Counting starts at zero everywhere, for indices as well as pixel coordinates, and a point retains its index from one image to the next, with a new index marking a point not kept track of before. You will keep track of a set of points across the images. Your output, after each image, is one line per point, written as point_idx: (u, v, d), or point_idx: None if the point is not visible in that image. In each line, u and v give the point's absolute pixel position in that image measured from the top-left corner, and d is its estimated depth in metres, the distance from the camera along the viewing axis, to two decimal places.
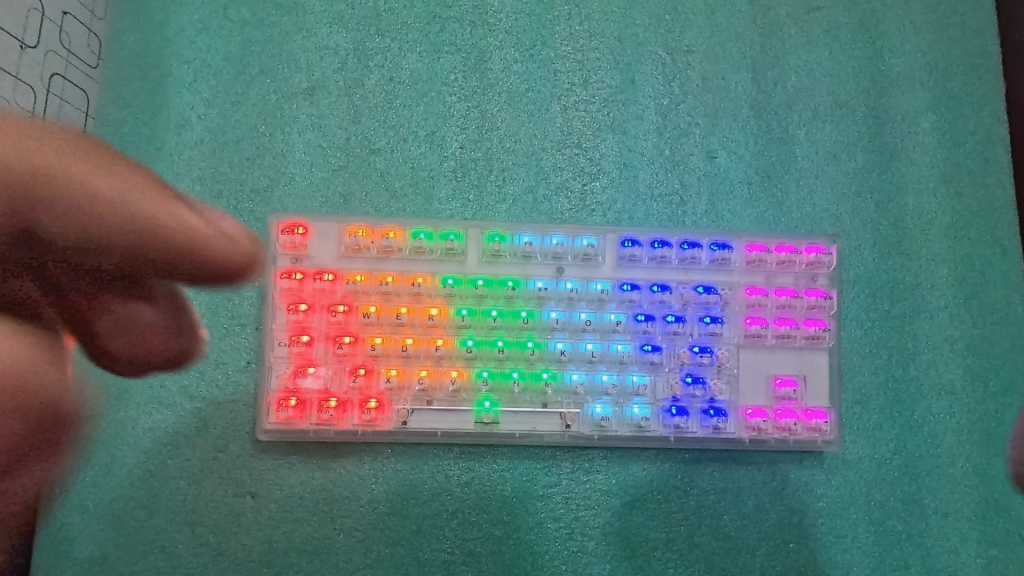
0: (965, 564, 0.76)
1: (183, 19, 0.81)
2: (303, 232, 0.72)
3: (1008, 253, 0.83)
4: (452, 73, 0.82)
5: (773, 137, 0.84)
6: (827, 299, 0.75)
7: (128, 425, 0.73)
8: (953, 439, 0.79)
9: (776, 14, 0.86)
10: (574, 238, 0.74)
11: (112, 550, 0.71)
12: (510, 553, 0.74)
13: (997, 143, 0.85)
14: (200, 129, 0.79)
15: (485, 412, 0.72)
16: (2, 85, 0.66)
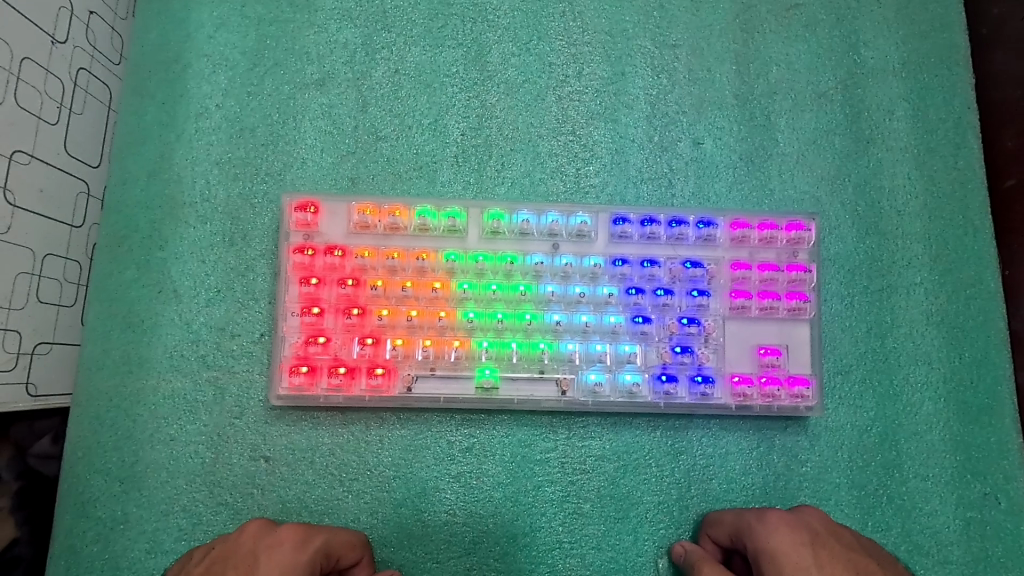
0: (943, 525, 0.80)
1: (203, 17, 0.87)
2: (314, 210, 0.77)
3: (979, 232, 0.87)
4: (453, 65, 0.88)
5: (756, 125, 0.89)
6: (807, 273, 0.79)
7: (150, 391, 0.79)
8: (930, 407, 0.83)
9: (757, 11, 0.91)
10: (569, 216, 0.79)
11: (133, 510, 0.76)
12: (509, 515, 0.78)
13: (968, 130, 0.90)
14: (218, 117, 0.85)
15: (486, 379, 0.75)
16: (34, 76, 0.71)
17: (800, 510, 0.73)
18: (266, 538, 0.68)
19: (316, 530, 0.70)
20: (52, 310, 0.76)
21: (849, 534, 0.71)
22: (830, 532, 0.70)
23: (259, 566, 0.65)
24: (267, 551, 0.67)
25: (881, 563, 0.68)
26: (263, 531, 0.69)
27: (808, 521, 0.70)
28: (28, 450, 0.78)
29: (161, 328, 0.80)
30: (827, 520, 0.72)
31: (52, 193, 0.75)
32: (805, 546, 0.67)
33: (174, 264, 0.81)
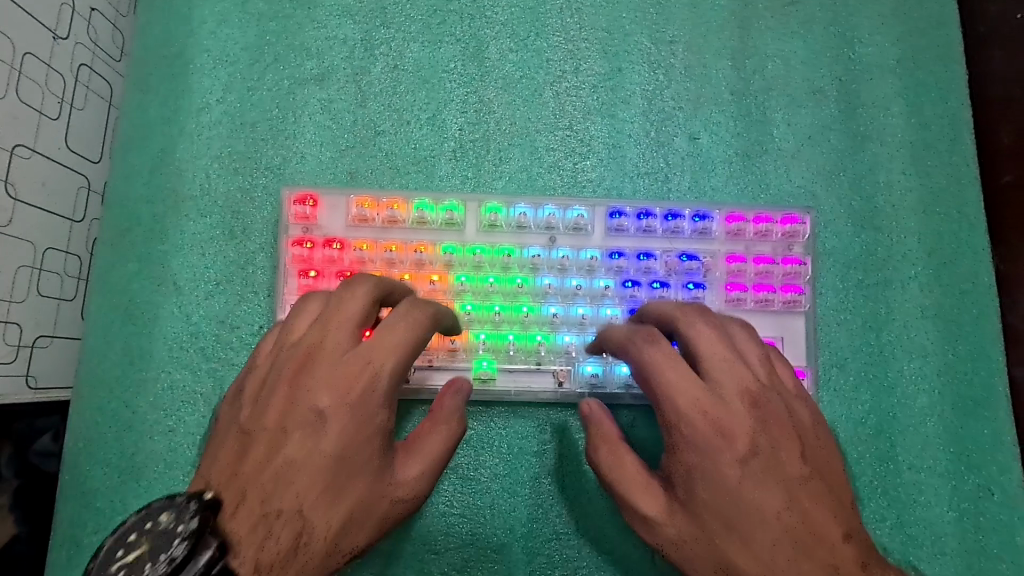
0: (937, 517, 0.81)
1: (204, 12, 0.88)
2: (313, 204, 0.77)
3: (974, 227, 0.88)
4: (452, 61, 0.89)
5: (752, 120, 0.90)
6: (802, 266, 0.79)
7: (151, 382, 0.79)
8: (925, 399, 0.84)
9: (753, 8, 0.92)
10: (566, 209, 0.79)
11: (133, 500, 0.77)
12: (506, 505, 0.78)
13: (962, 125, 0.90)
14: (218, 112, 0.86)
15: (483, 370, 0.76)
16: (36, 72, 0.72)
17: (727, 371, 0.59)
18: (320, 365, 0.58)
19: (374, 337, 0.58)
20: (53, 304, 0.77)
21: (782, 408, 0.60)
22: (761, 423, 0.58)
23: (330, 417, 0.56)
24: (332, 390, 0.57)
25: (810, 448, 0.60)
26: (308, 361, 0.58)
27: (739, 421, 0.57)
28: (27, 449, 0.77)
29: (162, 321, 0.81)
30: (761, 402, 0.59)
31: (54, 188, 0.76)
32: (732, 458, 0.57)
33: (175, 257, 0.82)
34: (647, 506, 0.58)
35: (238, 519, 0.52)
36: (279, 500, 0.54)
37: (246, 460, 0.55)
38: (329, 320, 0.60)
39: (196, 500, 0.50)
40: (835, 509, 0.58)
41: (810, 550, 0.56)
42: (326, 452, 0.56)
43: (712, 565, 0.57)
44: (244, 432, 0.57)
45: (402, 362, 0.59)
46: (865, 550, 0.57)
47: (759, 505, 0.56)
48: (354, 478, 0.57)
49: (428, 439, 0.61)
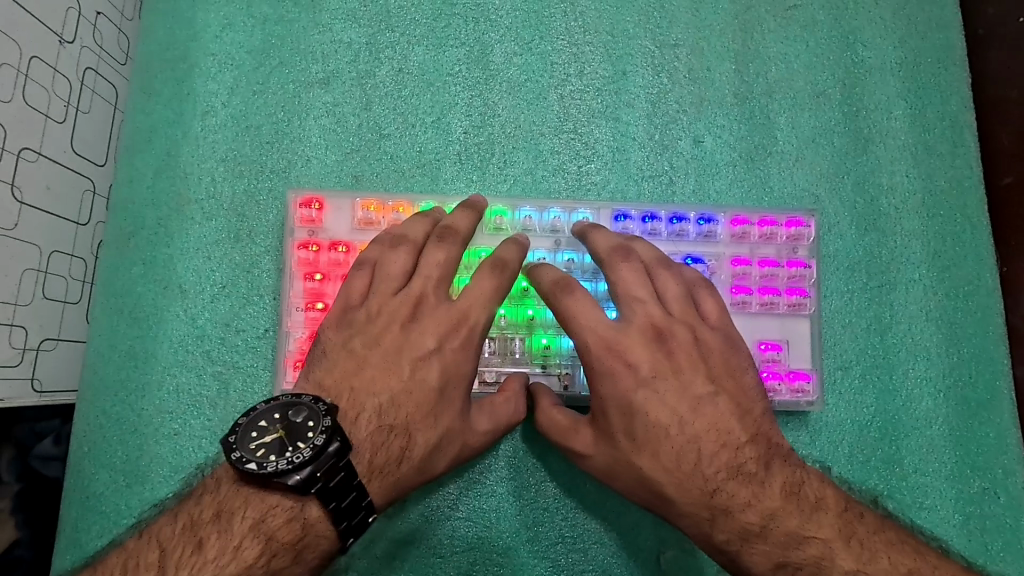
0: (943, 520, 0.81)
1: (209, 16, 0.88)
2: (319, 207, 0.75)
3: (977, 229, 0.88)
4: (456, 65, 0.89)
5: (755, 123, 0.90)
6: (807, 269, 0.78)
7: (155, 385, 0.79)
8: (930, 402, 0.84)
9: (756, 11, 0.92)
10: (571, 213, 0.78)
11: (138, 504, 0.77)
12: (511, 509, 0.78)
13: (964, 128, 0.91)
14: (223, 115, 0.86)
15: (488, 374, 0.74)
16: (42, 75, 0.72)
17: (631, 311, 0.73)
18: (429, 312, 0.73)
19: (469, 293, 0.72)
20: (58, 307, 0.77)
21: (682, 335, 0.72)
22: (662, 352, 0.71)
23: (437, 356, 0.71)
24: (438, 335, 0.71)
25: (714, 369, 0.72)
26: (416, 311, 0.73)
27: (641, 351, 0.71)
28: (29, 452, 0.78)
29: (166, 324, 0.81)
30: (664, 333, 0.72)
31: (59, 191, 0.76)
32: (634, 385, 0.70)
33: (180, 261, 0.82)
34: (577, 442, 0.71)
35: (359, 427, 0.67)
36: (392, 416, 0.68)
37: (362, 379, 0.69)
38: (433, 275, 0.73)
39: (323, 403, 0.62)
40: (737, 418, 0.70)
41: (712, 452, 0.68)
42: (430, 384, 0.70)
43: (633, 478, 0.69)
44: (358, 356, 0.71)
45: (490, 319, 0.73)
46: (767, 448, 0.69)
47: (661, 421, 0.69)
48: (447, 409, 0.70)
49: (503, 407, 0.73)
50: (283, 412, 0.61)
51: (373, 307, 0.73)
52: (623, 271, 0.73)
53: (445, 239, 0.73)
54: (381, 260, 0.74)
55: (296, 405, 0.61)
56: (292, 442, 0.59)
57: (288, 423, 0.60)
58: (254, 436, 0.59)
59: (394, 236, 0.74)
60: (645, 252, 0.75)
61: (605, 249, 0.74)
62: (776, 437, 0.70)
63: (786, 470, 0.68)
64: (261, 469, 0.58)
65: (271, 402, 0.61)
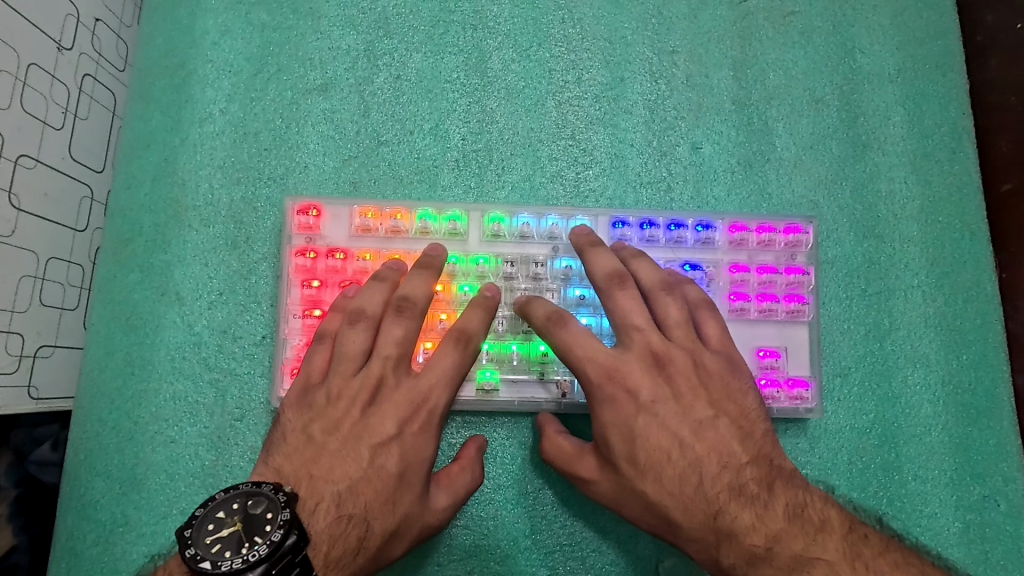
0: (943, 527, 0.80)
1: (208, 23, 0.88)
2: (316, 214, 0.75)
3: (976, 236, 0.88)
4: (455, 71, 0.89)
5: (753, 129, 0.90)
6: (805, 276, 0.78)
7: (152, 393, 0.79)
8: (929, 408, 0.84)
9: (754, 18, 0.92)
10: (568, 219, 0.78)
11: (133, 512, 0.76)
12: (509, 517, 0.78)
13: (963, 134, 0.91)
14: (222, 122, 0.86)
15: (486, 380, 0.74)
16: (40, 82, 0.73)
17: (629, 338, 0.72)
18: (389, 395, 0.71)
19: (428, 375, 0.71)
20: (55, 314, 0.76)
21: (681, 360, 0.71)
22: (661, 379, 0.70)
23: (396, 442, 0.69)
24: (397, 419, 0.70)
25: (712, 393, 0.71)
26: (375, 395, 0.71)
27: (640, 378, 0.70)
28: (26, 458, 0.78)
29: (164, 331, 0.81)
30: (663, 360, 0.71)
31: (57, 197, 0.76)
32: (634, 411, 0.69)
33: (177, 267, 0.82)
34: (582, 468, 0.72)
35: (316, 518, 0.64)
36: (350, 505, 0.65)
37: (322, 466, 0.67)
38: (391, 354, 0.72)
39: (283, 494, 0.61)
40: (738, 440, 0.69)
41: (713, 475, 0.67)
42: (390, 470, 0.68)
43: (638, 501, 0.69)
44: (317, 442, 0.69)
45: (450, 402, 0.72)
46: (769, 471, 0.68)
47: (662, 444, 0.68)
48: (407, 493, 0.68)
49: (458, 477, 0.73)
50: (242, 503, 0.60)
51: (334, 389, 0.71)
52: (619, 298, 0.73)
53: (403, 313, 0.72)
54: (340, 337, 0.72)
55: (255, 495, 0.60)
56: (250, 536, 0.58)
57: (245, 516, 0.59)
58: (211, 529, 0.58)
59: (351, 312, 0.73)
60: (647, 277, 0.74)
61: (603, 276, 0.73)
62: (778, 458, 0.69)
63: (790, 492, 0.66)
64: (214, 568, 0.56)
65: (231, 492, 0.61)
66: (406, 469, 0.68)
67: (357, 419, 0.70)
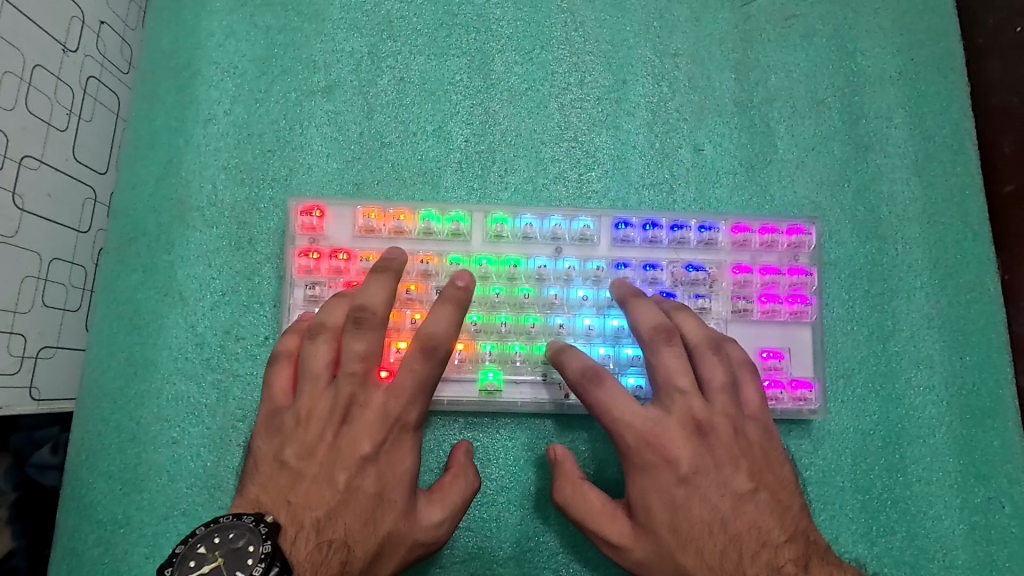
0: (949, 529, 0.80)
1: (212, 25, 0.88)
2: (320, 215, 0.75)
3: (979, 237, 0.88)
4: (458, 73, 0.89)
5: (756, 131, 0.90)
6: (808, 277, 0.78)
7: (154, 393, 0.79)
8: (933, 409, 0.83)
9: (755, 20, 0.93)
10: (571, 220, 0.77)
11: (134, 513, 0.76)
12: (512, 519, 0.78)
13: (965, 136, 0.91)
14: (226, 123, 0.86)
15: (489, 382, 0.73)
16: (45, 83, 0.73)
17: (670, 401, 0.71)
18: (361, 414, 0.69)
19: (400, 389, 0.69)
20: (57, 314, 0.76)
21: (723, 429, 0.70)
22: (703, 448, 0.69)
23: (370, 459, 0.68)
24: (371, 438, 0.68)
25: (755, 466, 0.70)
26: (347, 413, 0.69)
27: (681, 446, 0.68)
28: (26, 461, 0.79)
29: (166, 331, 0.81)
30: (706, 428, 0.69)
31: (60, 198, 0.76)
32: (676, 482, 0.68)
33: (180, 267, 0.82)
34: (612, 531, 0.69)
35: (297, 547, 0.63)
36: (330, 530, 0.65)
37: (299, 493, 0.66)
38: (357, 372, 0.70)
39: (264, 524, 0.61)
40: (776, 516, 0.68)
41: (753, 553, 0.65)
42: (367, 490, 0.67)
43: (672, 575, 0.67)
44: (293, 468, 0.67)
45: (423, 413, 0.71)
46: (805, 548, 0.67)
47: (703, 518, 0.67)
48: (389, 512, 0.67)
49: (452, 489, 0.72)
50: (223, 536, 0.59)
51: (302, 412, 0.69)
52: (664, 355, 0.71)
53: (363, 327, 0.70)
54: (304, 355, 0.71)
55: (236, 528, 0.60)
56: (232, 570, 0.58)
57: (226, 550, 0.59)
58: (194, 565, 0.59)
59: (312, 329, 0.72)
60: (692, 332, 0.73)
61: (647, 328, 0.72)
62: (814, 534, 0.68)
63: (825, 571, 0.65)
64: None
65: (211, 526, 0.60)
66: (387, 485, 0.68)
67: (330, 441, 0.69)
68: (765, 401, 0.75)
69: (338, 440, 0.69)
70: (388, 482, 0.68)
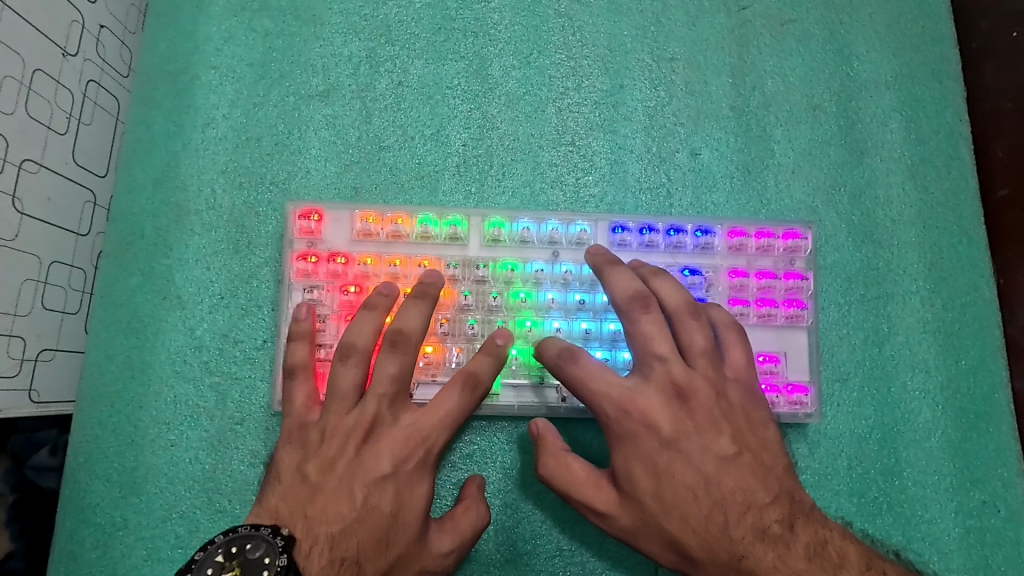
0: (944, 532, 0.80)
1: (211, 30, 0.89)
2: (318, 219, 0.75)
3: (973, 241, 0.88)
4: (456, 78, 0.90)
5: (752, 136, 0.90)
6: (804, 281, 0.78)
7: (153, 396, 0.79)
8: (929, 413, 0.84)
9: (751, 26, 0.93)
10: (568, 224, 0.77)
11: (133, 516, 0.76)
12: (509, 522, 0.78)
13: (959, 140, 0.91)
14: (225, 127, 0.86)
15: None
16: (45, 87, 0.73)
17: (650, 368, 0.71)
18: (385, 433, 0.70)
19: (428, 413, 0.70)
20: (56, 317, 0.77)
21: (703, 393, 0.70)
22: (683, 412, 0.69)
23: (391, 480, 0.68)
24: (394, 458, 0.69)
25: (738, 428, 0.70)
26: (371, 432, 0.70)
27: (662, 411, 0.69)
28: (25, 463, 0.79)
29: (165, 334, 0.81)
30: (686, 392, 0.70)
31: (59, 202, 0.76)
32: (658, 448, 0.68)
33: (179, 271, 0.83)
34: (598, 500, 0.70)
35: (311, 562, 0.63)
36: (344, 547, 0.65)
37: (317, 506, 0.66)
38: (385, 393, 0.70)
39: (281, 537, 0.61)
40: (761, 477, 0.68)
41: (739, 515, 0.66)
42: (384, 510, 0.67)
43: (659, 540, 0.68)
44: (312, 483, 0.68)
45: (447, 442, 0.72)
46: (790, 508, 0.67)
47: (686, 483, 0.67)
48: (401, 536, 0.67)
49: (465, 519, 0.72)
50: (240, 547, 0.60)
51: (328, 426, 0.70)
52: (642, 322, 0.72)
53: (398, 347, 0.71)
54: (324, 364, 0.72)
55: (254, 538, 0.61)
56: None
57: (242, 561, 0.59)
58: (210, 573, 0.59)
59: (342, 346, 0.72)
60: (671, 298, 0.73)
61: (624, 298, 0.72)
62: (799, 494, 0.69)
63: (810, 531, 0.66)
64: None
65: (229, 534, 0.61)
66: (403, 509, 0.68)
67: (352, 458, 0.69)
68: (752, 359, 0.74)
69: (360, 458, 0.69)
70: (404, 506, 0.68)
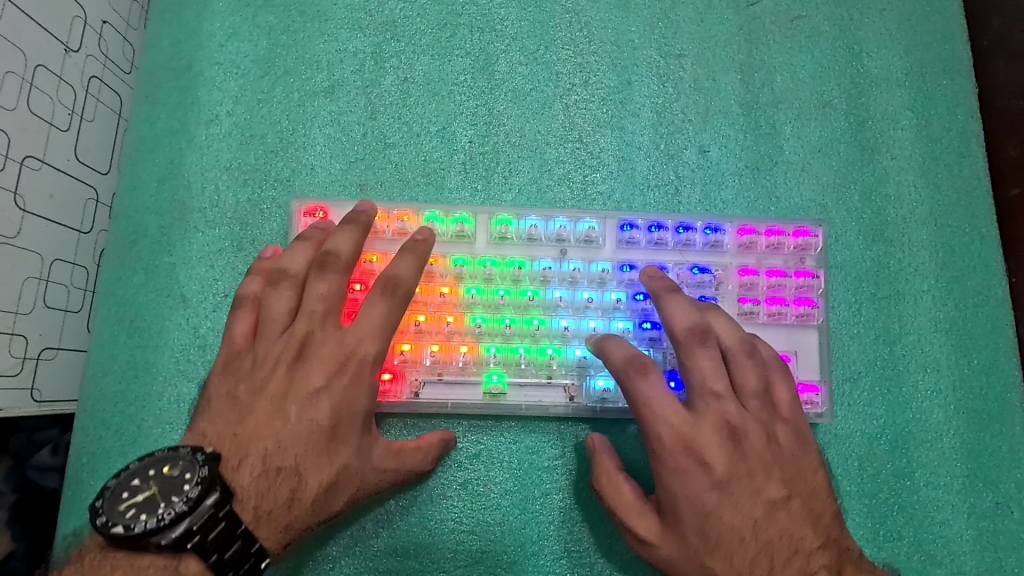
0: (957, 535, 0.79)
1: (214, 26, 0.88)
2: (323, 216, 0.75)
3: (986, 241, 0.87)
4: (462, 74, 0.89)
5: (761, 133, 0.89)
6: (815, 279, 0.77)
7: (156, 396, 0.78)
8: (941, 414, 0.83)
9: (760, 22, 0.92)
10: (576, 222, 0.76)
11: None
12: (517, 523, 0.77)
13: (971, 138, 0.90)
14: (229, 124, 0.86)
15: (493, 384, 0.73)
16: (47, 83, 0.72)
17: (704, 403, 0.69)
18: (316, 351, 0.69)
19: (355, 326, 0.69)
20: (59, 315, 0.76)
21: (755, 435, 0.69)
22: (737, 453, 0.68)
23: (324, 393, 0.68)
24: (326, 372, 0.68)
25: (788, 474, 0.69)
26: (302, 351, 0.69)
27: (715, 450, 0.67)
28: (26, 463, 0.79)
29: (168, 333, 0.80)
30: (739, 434, 0.69)
31: (61, 199, 0.75)
32: (709, 487, 0.66)
33: (183, 269, 0.82)
34: (639, 527, 0.68)
35: (241, 474, 0.63)
36: (280, 459, 0.65)
37: (248, 425, 0.66)
38: (316, 310, 0.70)
39: (202, 453, 0.61)
40: (810, 523, 0.68)
41: (786, 560, 0.66)
42: (320, 420, 0.67)
43: None
44: (243, 404, 0.67)
45: (381, 351, 0.69)
46: (838, 556, 0.67)
47: (735, 525, 0.66)
48: (343, 448, 0.68)
49: (411, 457, 0.73)
50: (158, 470, 0.60)
51: (259, 354, 0.70)
52: (699, 358, 0.70)
53: (326, 268, 0.70)
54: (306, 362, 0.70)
55: (171, 459, 0.60)
56: (165, 496, 0.58)
57: (161, 480, 0.59)
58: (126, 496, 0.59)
59: (274, 274, 0.73)
60: (726, 334, 0.72)
61: (682, 330, 0.71)
62: (845, 541, 0.69)
63: None
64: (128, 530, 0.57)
65: (146, 459, 0.60)
66: (339, 420, 0.68)
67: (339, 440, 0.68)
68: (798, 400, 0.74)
69: (293, 377, 0.68)
70: (338, 417, 0.68)
